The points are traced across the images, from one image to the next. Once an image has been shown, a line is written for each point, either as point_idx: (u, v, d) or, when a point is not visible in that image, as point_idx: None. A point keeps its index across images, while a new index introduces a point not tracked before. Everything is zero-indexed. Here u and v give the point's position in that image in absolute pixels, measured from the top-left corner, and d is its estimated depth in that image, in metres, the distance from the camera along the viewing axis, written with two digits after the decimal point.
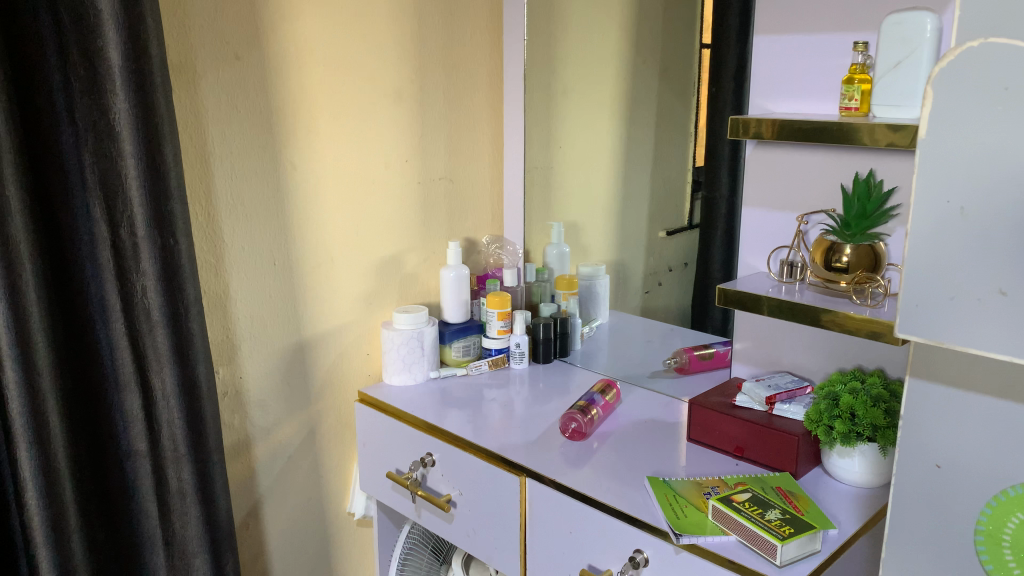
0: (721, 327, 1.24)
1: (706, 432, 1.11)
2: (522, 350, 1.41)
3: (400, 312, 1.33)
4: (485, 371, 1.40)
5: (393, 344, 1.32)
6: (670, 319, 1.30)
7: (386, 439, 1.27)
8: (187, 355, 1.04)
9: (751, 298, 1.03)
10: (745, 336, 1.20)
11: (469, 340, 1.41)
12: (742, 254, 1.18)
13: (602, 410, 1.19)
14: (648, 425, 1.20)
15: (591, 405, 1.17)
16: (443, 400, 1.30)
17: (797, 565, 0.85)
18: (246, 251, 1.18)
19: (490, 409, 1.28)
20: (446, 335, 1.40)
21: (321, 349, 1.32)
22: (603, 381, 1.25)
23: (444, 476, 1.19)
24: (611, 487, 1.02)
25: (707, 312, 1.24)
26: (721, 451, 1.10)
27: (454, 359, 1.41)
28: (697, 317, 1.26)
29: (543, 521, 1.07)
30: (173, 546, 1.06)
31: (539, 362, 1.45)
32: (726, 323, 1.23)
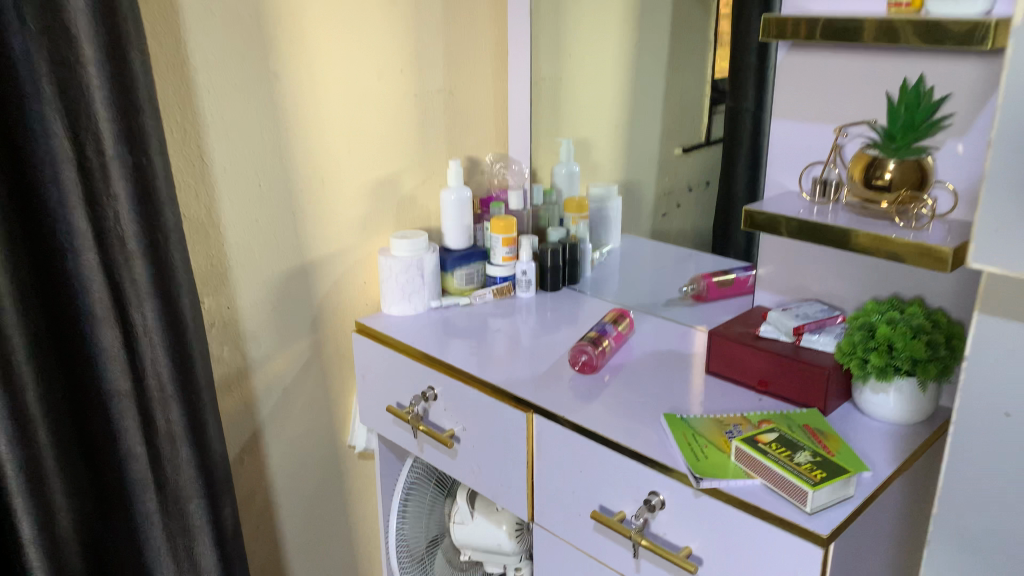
0: (745, 250, 1.14)
1: (728, 365, 1.03)
2: (530, 278, 1.32)
3: (399, 238, 1.24)
4: (489, 300, 1.32)
5: (391, 272, 1.24)
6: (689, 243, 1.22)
7: (386, 373, 1.20)
8: (169, 287, 0.96)
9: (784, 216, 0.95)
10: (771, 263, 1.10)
11: (472, 268, 1.32)
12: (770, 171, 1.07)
13: (614, 342, 1.11)
14: (664, 358, 1.12)
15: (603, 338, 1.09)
16: (445, 332, 1.22)
17: (828, 512, 0.78)
18: (229, 171, 1.08)
19: (494, 341, 1.20)
20: (447, 264, 1.30)
21: (316, 277, 1.23)
22: (616, 310, 1.16)
23: (447, 410, 1.12)
24: (625, 425, 0.95)
25: (730, 236, 1.15)
26: (742, 385, 1.02)
27: (455, 289, 1.32)
28: (719, 240, 1.17)
29: (553, 460, 1.00)
30: (165, 489, 1.00)
31: (547, 290, 1.37)
32: (750, 246, 1.13)
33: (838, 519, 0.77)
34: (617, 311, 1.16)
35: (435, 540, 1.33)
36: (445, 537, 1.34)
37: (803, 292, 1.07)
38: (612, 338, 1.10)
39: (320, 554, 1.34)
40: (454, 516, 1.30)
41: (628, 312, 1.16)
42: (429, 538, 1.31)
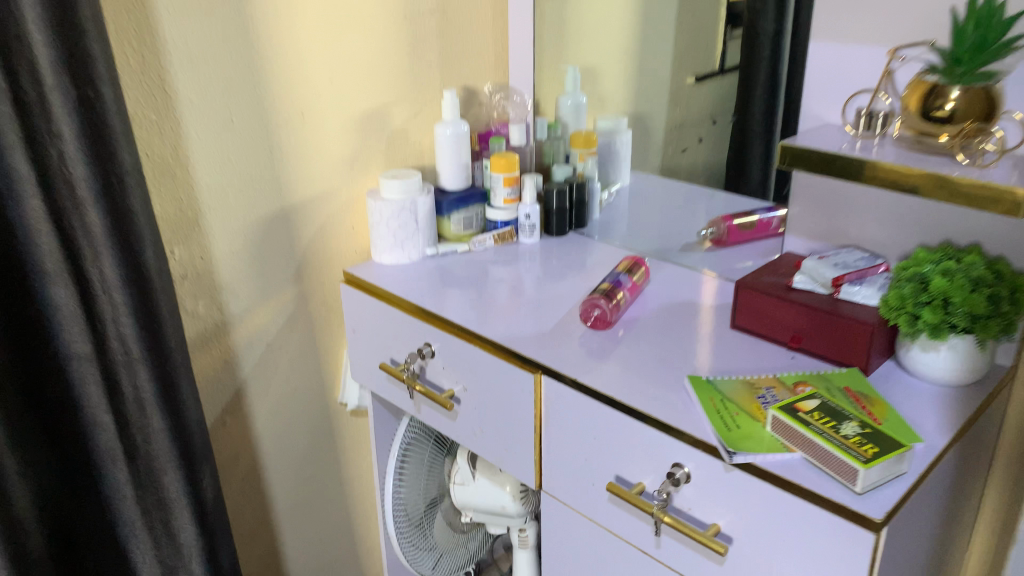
0: (759, 187, 1.04)
1: (757, 320, 0.93)
2: (533, 222, 1.20)
3: (388, 177, 1.12)
4: (489, 246, 1.21)
5: (382, 217, 1.13)
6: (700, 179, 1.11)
7: (379, 328, 1.10)
8: (130, 236, 0.83)
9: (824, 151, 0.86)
10: (802, 205, 0.99)
11: (470, 211, 1.21)
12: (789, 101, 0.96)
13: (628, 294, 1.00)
14: (683, 311, 1.02)
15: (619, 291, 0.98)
16: (442, 283, 1.12)
17: (880, 492, 0.69)
18: (196, 103, 0.96)
19: (495, 292, 1.09)
20: (443, 209, 1.19)
21: (298, 222, 1.11)
22: (630, 258, 1.06)
23: (445, 369, 1.03)
24: (644, 388, 0.85)
25: (745, 173, 1.04)
26: (772, 341, 0.93)
27: (451, 234, 1.21)
28: (732, 177, 1.06)
29: (563, 426, 0.91)
30: (137, 460, 0.89)
31: (552, 235, 1.25)
32: (765, 182, 1.03)
33: (892, 498, 0.68)
34: (631, 258, 1.06)
35: (434, 502, 1.25)
36: (445, 498, 1.26)
37: (840, 238, 0.96)
38: (626, 291, 1.00)
39: (313, 517, 1.26)
40: (454, 476, 1.22)
41: (643, 259, 1.06)
42: (428, 499, 1.23)
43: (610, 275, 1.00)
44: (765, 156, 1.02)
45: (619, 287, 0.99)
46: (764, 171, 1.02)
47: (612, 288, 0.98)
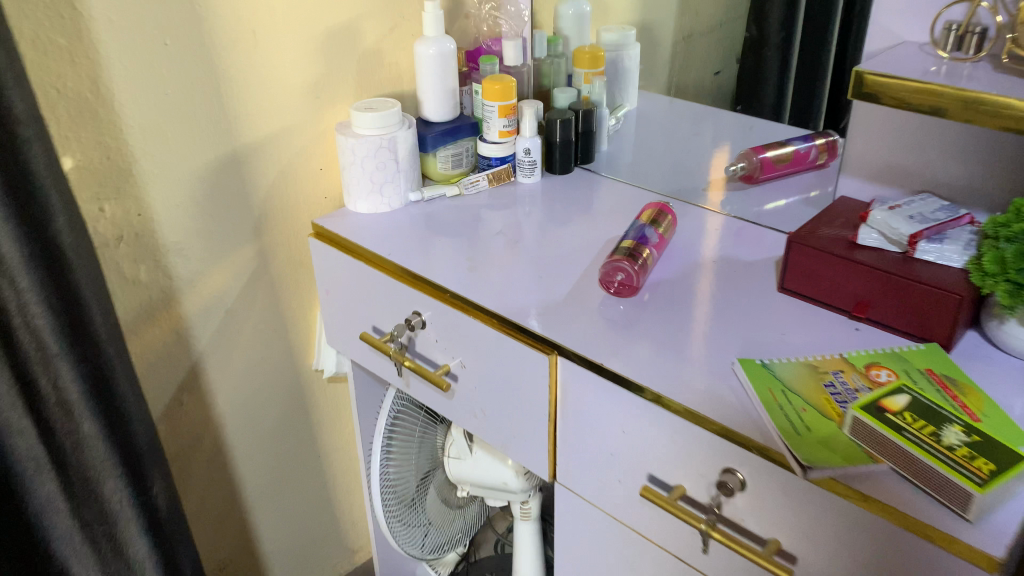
0: (773, 107, 0.96)
1: (812, 282, 0.78)
2: (533, 159, 1.03)
3: (362, 109, 0.94)
4: (483, 189, 1.04)
5: (356, 157, 0.95)
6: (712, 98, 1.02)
7: (358, 290, 0.93)
8: (31, 200, 0.64)
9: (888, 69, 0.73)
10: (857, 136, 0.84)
11: (459, 147, 1.04)
12: (811, 8, 0.86)
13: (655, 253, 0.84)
14: (717, 266, 0.87)
15: (648, 252, 0.82)
16: (429, 236, 0.95)
17: (993, 518, 0.56)
18: (112, 20, 0.75)
19: (494, 246, 0.93)
20: (428, 147, 1.02)
21: (255, 166, 0.92)
22: (653, 205, 0.89)
23: (438, 342, 0.87)
24: (686, 371, 0.70)
25: (760, 87, 0.95)
26: (829, 308, 0.78)
27: (438, 174, 1.04)
28: (743, 96, 0.98)
29: (583, 414, 0.76)
30: (67, 467, 0.73)
31: (555, 172, 1.08)
32: (781, 100, 0.95)
33: (1010, 527, 0.55)
34: (654, 205, 0.89)
35: (427, 476, 1.11)
36: (439, 470, 1.13)
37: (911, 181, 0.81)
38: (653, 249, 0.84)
39: (288, 493, 1.13)
40: (448, 449, 1.08)
41: (667, 205, 0.89)
42: (421, 475, 1.10)
43: (628, 232, 0.85)
44: (802, 73, 0.90)
45: (643, 244, 0.82)
46: (780, 87, 0.93)
47: (638, 248, 0.82)
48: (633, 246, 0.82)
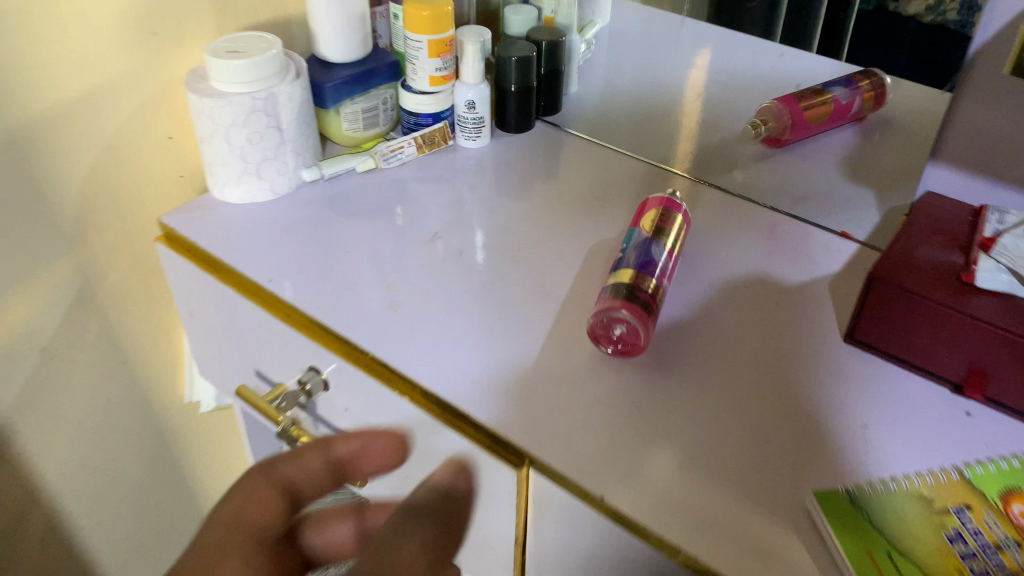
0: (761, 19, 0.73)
1: (900, 338, 0.53)
2: (479, 115, 0.74)
3: (222, 54, 0.62)
4: (409, 158, 0.74)
5: (218, 127, 0.63)
6: (687, 5, 0.79)
7: (233, 322, 0.65)
8: None
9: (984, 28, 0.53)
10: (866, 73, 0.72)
11: (374, 98, 0.73)
12: None
13: (667, 283, 0.57)
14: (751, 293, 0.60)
15: (660, 286, 0.56)
16: (331, 241, 0.66)
17: None
18: None
19: (427, 257, 0.64)
20: (329, 101, 0.71)
21: (58, 142, 0.61)
22: (658, 202, 0.61)
23: (348, 411, 0.60)
24: (730, 509, 0.45)
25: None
26: (918, 371, 0.54)
27: (345, 137, 0.74)
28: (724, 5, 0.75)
29: (565, 549, 0.51)
30: None
31: (508, 129, 0.79)
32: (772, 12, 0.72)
33: None
34: (661, 200, 0.62)
35: None
36: None
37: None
38: (664, 280, 0.57)
39: (160, 549, 0.87)
40: None
41: (678, 201, 0.62)
42: None
43: (622, 257, 0.58)
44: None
45: (648, 271, 0.55)
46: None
47: (644, 280, 0.55)
48: (635, 277, 0.55)
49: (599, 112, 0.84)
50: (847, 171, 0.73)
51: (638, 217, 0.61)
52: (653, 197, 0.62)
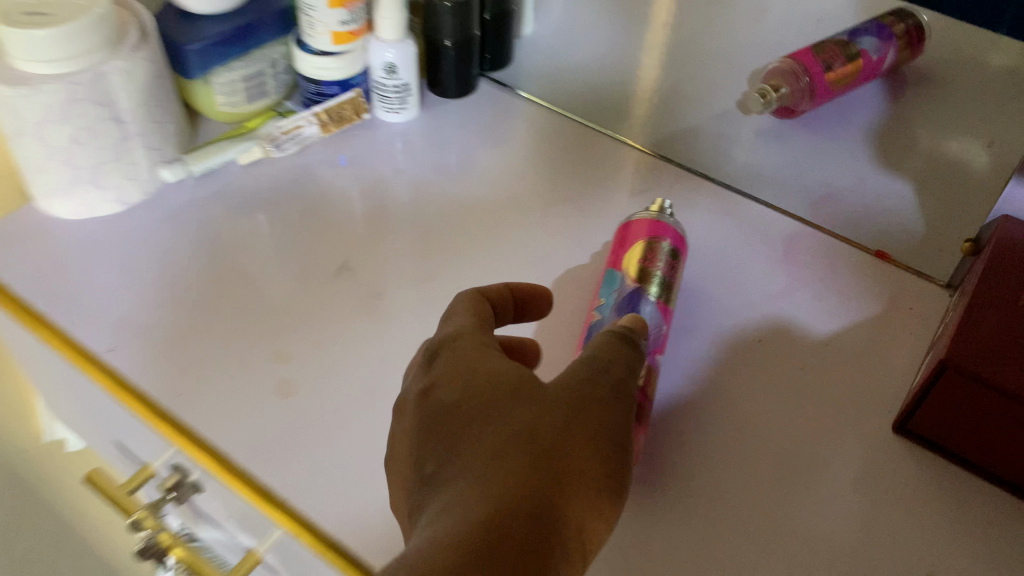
0: None
1: (974, 438, 0.39)
2: (404, 81, 0.56)
3: (22, 18, 0.42)
4: (313, 139, 0.56)
5: (28, 125, 0.44)
6: None
7: (75, 389, 0.48)
8: None
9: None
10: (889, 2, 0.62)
11: (259, 61, 0.54)
12: None
13: (659, 354, 0.42)
14: (762, 356, 0.46)
15: (650, 367, 0.41)
16: (203, 276, 0.48)
17: None
18: None
19: (339, 297, 0.47)
20: (196, 70, 0.51)
21: None
22: (646, 227, 0.45)
23: (230, 519, 0.45)
24: None
25: None
26: (981, 474, 0.41)
27: (221, 113, 0.55)
28: None
29: None
30: None
31: (444, 92, 0.60)
32: None
33: None
34: (649, 223, 0.45)
35: None
36: None
37: None
38: (655, 354, 0.42)
39: None
40: None
41: (670, 224, 0.45)
42: None
43: (596, 323, 0.42)
44: None
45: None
46: None
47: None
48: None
49: (561, 65, 0.66)
50: (878, 154, 0.58)
51: (619, 252, 0.45)
52: (637, 217, 0.46)
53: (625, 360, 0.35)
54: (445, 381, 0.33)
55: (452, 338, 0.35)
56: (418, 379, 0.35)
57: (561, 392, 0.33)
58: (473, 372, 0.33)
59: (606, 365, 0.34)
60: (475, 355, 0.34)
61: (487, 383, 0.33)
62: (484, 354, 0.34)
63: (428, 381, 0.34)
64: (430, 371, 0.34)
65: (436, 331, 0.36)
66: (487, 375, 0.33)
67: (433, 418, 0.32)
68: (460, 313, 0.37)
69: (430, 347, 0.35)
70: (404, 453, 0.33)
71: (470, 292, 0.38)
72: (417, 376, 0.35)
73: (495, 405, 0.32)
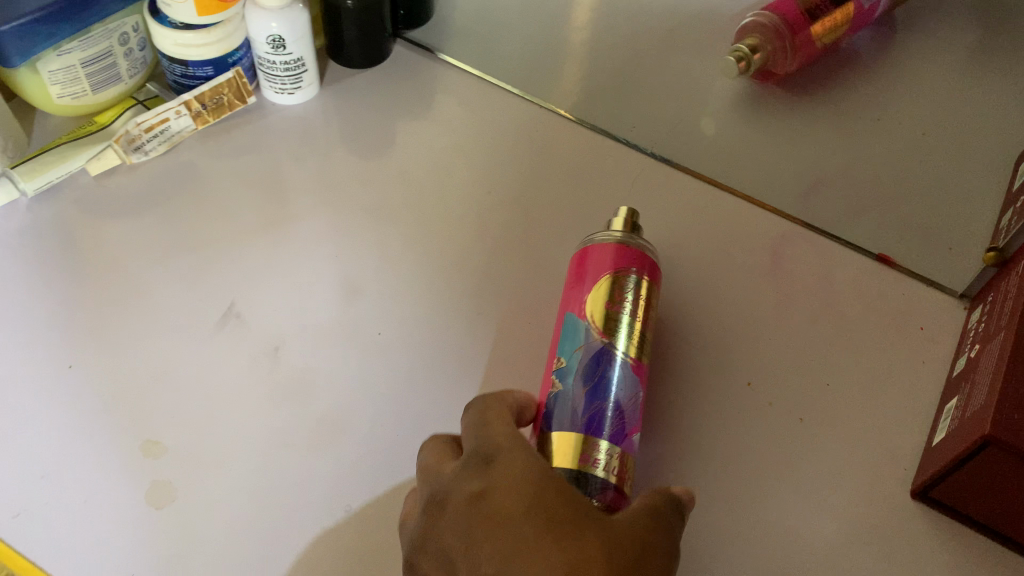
0: None
1: (1013, 517, 0.32)
2: (297, 55, 0.44)
3: None
4: (185, 135, 0.45)
5: None
6: None
7: None
8: None
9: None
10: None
11: (104, 39, 0.42)
12: None
13: (637, 431, 0.32)
14: (751, 404, 0.38)
15: (626, 456, 0.31)
16: (50, 335, 0.37)
17: None
18: None
19: (229, 356, 0.37)
20: (17, 60, 0.39)
21: None
22: (612, 255, 0.34)
23: None
24: None
25: None
26: (1008, 542, 0.34)
27: (61, 106, 0.43)
28: None
29: None
30: None
31: (351, 62, 0.49)
32: None
33: None
34: (614, 249, 0.34)
35: None
36: None
37: None
38: (632, 434, 0.32)
39: None
40: None
41: (641, 248, 0.34)
42: None
43: (555, 397, 0.32)
44: None
45: (602, 438, 0.30)
46: None
47: (595, 465, 0.30)
48: (580, 461, 0.29)
49: (493, 21, 0.54)
50: (872, 126, 0.49)
51: (578, 290, 0.34)
52: (599, 239, 0.35)
53: (680, 513, 0.28)
54: (503, 485, 0.26)
55: (506, 441, 0.28)
56: (463, 473, 0.27)
57: (635, 522, 0.26)
58: (536, 476, 0.26)
59: (669, 508, 0.28)
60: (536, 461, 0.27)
61: (559, 493, 0.26)
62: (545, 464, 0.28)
63: (482, 479, 0.27)
64: (482, 472, 0.27)
65: (478, 430, 0.29)
66: (558, 483, 0.26)
67: (479, 526, 0.25)
68: (501, 419, 0.30)
69: (480, 447, 0.28)
70: (439, 556, 0.26)
71: (510, 401, 0.31)
72: (459, 471, 0.28)
73: (566, 525, 0.25)
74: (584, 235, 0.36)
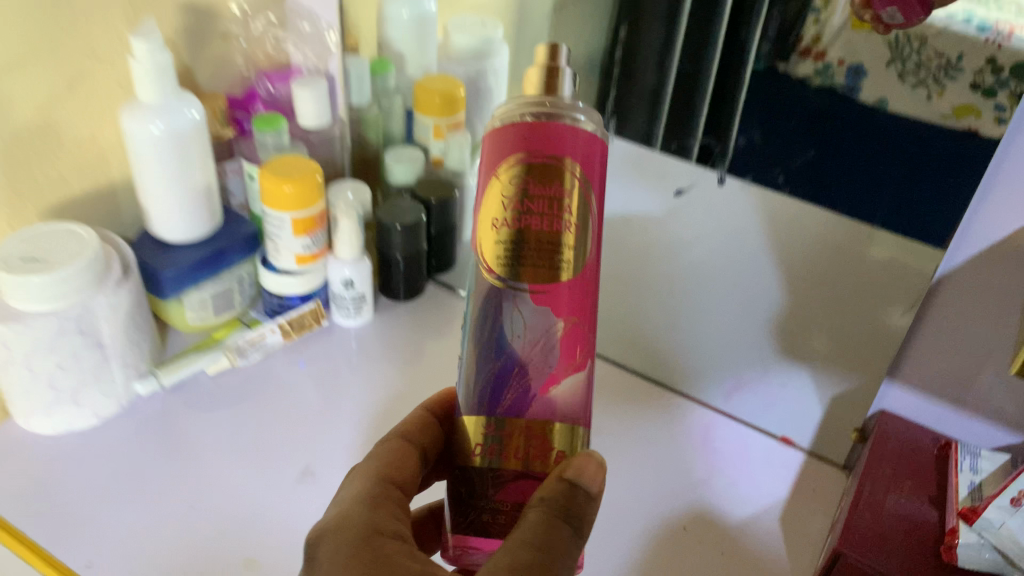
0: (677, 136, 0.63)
1: None
2: (360, 291, 0.62)
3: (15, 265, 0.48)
4: (275, 347, 0.62)
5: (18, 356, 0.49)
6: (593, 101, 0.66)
7: None
8: None
9: (937, 249, 0.48)
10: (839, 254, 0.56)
11: (226, 281, 0.60)
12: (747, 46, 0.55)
13: (559, 382, 0.35)
14: (688, 542, 0.51)
15: (540, 417, 0.35)
16: (177, 487, 0.51)
17: None
18: None
19: (304, 502, 0.51)
20: (170, 290, 0.57)
21: None
22: (510, 142, 0.35)
23: None
24: None
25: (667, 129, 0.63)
26: None
27: (190, 326, 0.61)
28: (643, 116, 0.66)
29: None
30: None
31: (395, 295, 0.67)
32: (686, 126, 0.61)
33: None
34: (513, 143, 0.34)
35: None
36: None
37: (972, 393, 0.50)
38: (549, 388, 0.35)
39: None
40: None
41: (540, 130, 0.34)
42: None
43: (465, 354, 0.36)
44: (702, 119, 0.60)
45: (498, 405, 0.35)
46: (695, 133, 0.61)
47: (498, 456, 0.35)
48: (485, 453, 0.35)
49: None
50: None
51: (486, 179, 0.36)
52: (504, 118, 0.35)
53: (571, 503, 0.33)
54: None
55: (342, 518, 0.35)
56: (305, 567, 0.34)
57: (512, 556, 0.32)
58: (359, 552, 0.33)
59: (552, 513, 0.33)
60: (361, 534, 0.34)
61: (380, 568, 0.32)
62: (371, 537, 0.34)
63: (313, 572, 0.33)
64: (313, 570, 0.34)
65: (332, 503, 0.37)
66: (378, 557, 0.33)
67: None
68: (366, 473, 0.38)
69: (314, 535, 0.35)
70: None
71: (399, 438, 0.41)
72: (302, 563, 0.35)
73: None
74: (507, 103, 0.37)
